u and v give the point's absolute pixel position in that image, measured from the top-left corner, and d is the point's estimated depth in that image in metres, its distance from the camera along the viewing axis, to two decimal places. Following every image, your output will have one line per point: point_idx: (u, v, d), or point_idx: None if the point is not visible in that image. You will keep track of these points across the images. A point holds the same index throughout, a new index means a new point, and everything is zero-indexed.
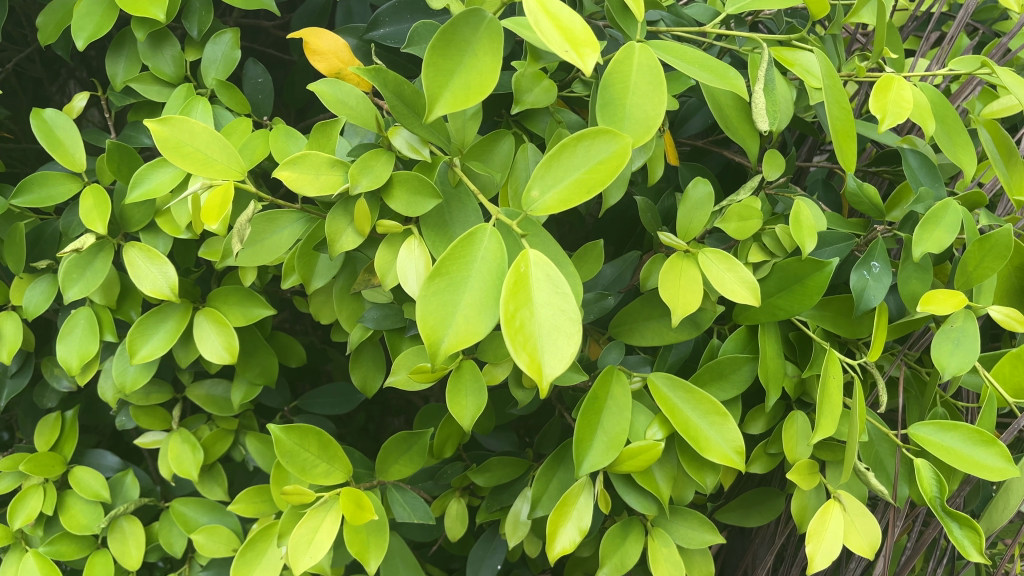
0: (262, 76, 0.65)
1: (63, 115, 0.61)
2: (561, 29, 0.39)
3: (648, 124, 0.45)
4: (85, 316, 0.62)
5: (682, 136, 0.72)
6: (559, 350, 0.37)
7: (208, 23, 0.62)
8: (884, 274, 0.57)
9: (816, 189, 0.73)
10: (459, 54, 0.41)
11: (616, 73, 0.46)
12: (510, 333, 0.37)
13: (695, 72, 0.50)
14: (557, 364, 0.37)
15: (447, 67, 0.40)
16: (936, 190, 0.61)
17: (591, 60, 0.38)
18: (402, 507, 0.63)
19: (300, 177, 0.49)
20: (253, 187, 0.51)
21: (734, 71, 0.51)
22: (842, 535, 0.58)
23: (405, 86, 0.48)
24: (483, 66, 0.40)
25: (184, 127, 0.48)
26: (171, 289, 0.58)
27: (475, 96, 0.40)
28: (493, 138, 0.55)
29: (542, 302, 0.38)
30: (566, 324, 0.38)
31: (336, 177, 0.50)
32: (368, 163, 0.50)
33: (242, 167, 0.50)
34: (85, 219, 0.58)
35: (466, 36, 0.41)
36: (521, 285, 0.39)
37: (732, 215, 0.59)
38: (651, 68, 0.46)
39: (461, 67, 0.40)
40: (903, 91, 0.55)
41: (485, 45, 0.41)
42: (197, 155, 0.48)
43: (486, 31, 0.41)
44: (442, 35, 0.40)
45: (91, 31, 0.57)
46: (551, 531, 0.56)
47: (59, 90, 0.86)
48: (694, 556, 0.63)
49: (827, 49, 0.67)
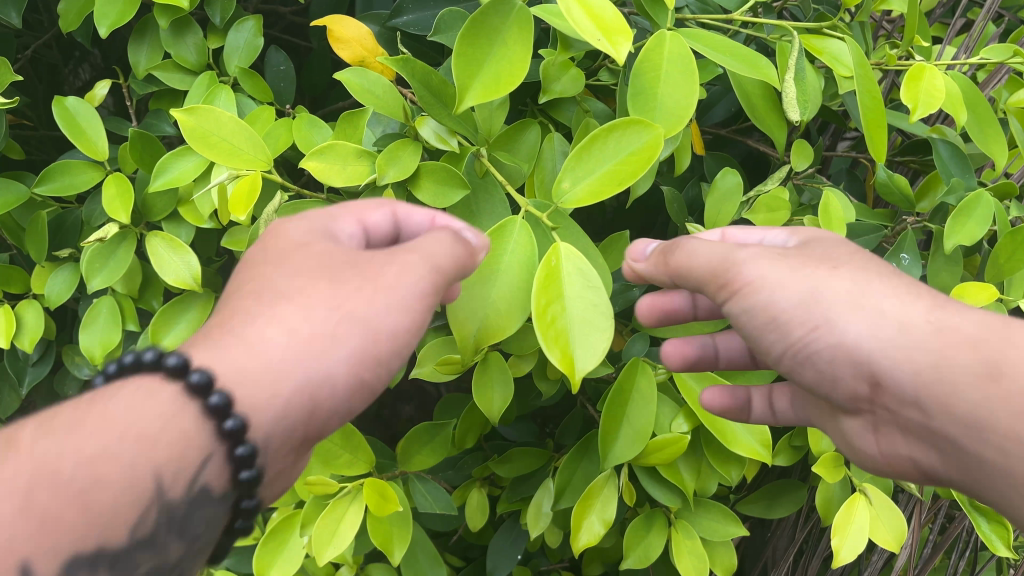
0: (283, 64, 0.64)
1: (85, 103, 0.60)
2: (593, 17, 0.38)
3: (680, 114, 0.45)
4: (107, 306, 0.62)
5: (706, 124, 0.71)
6: (591, 346, 0.37)
7: (230, 10, 0.61)
8: (913, 267, 0.57)
9: (841, 178, 0.71)
10: (489, 43, 0.40)
11: (647, 62, 0.45)
12: (542, 328, 0.37)
13: (725, 61, 0.49)
14: (590, 360, 0.37)
15: (477, 56, 0.40)
16: (968, 181, 0.59)
17: (625, 49, 0.37)
18: (424, 497, 0.63)
19: (328, 168, 0.48)
20: (279, 177, 0.51)
21: (764, 60, 0.50)
22: (867, 529, 0.58)
23: (432, 75, 0.47)
24: (513, 55, 0.40)
25: (211, 116, 0.48)
26: (194, 279, 0.58)
27: (505, 85, 0.39)
28: (518, 128, 0.54)
29: (573, 297, 0.39)
30: (598, 319, 0.38)
31: (363, 168, 0.50)
32: (395, 153, 0.49)
33: (268, 157, 0.50)
34: (107, 209, 0.58)
35: (496, 24, 0.40)
36: (553, 278, 0.39)
37: (760, 206, 0.58)
38: (684, 57, 0.45)
39: (491, 57, 0.40)
40: (936, 80, 0.53)
41: (514, 34, 0.40)
42: (223, 144, 0.48)
43: (516, 19, 0.40)
44: (471, 23, 0.40)
45: (115, 18, 0.57)
46: (576, 522, 0.56)
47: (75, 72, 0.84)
48: (717, 548, 0.62)
49: (855, 36, 0.66)
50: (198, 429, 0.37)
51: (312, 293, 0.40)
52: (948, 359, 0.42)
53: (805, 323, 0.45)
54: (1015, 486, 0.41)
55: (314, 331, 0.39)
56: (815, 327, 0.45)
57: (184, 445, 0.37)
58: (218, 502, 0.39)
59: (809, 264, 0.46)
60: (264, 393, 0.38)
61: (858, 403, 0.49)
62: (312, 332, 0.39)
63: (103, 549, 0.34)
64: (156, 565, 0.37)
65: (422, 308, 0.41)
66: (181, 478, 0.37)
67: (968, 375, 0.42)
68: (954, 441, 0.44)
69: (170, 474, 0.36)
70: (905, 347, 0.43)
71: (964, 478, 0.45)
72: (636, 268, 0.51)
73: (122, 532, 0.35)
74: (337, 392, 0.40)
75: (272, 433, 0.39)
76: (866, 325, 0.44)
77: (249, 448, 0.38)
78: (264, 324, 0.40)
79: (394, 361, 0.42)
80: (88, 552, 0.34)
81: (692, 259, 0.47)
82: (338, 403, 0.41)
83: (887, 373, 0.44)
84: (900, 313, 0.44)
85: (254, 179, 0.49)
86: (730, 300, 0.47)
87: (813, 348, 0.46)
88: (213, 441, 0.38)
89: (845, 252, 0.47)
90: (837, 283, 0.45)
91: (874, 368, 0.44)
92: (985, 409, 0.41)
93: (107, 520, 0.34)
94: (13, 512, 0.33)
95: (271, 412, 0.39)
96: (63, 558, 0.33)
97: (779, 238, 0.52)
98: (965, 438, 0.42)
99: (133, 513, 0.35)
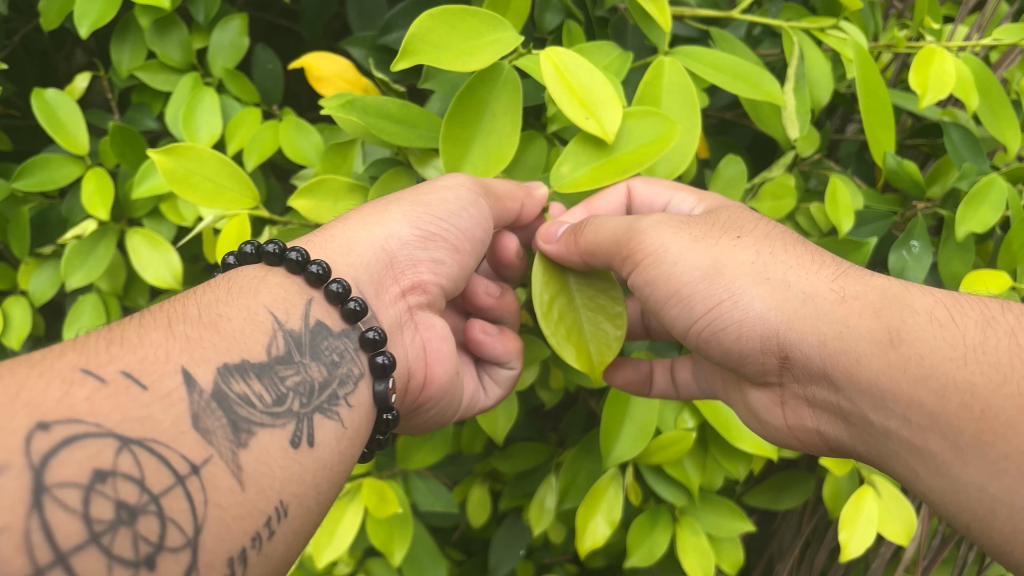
0: (271, 62, 0.61)
1: (64, 95, 0.59)
2: (576, 92, 0.44)
3: (679, 158, 0.49)
4: (92, 302, 0.60)
5: (710, 109, 0.68)
6: (600, 341, 0.49)
7: (214, 8, 0.59)
8: (924, 254, 0.55)
9: (849, 162, 0.69)
10: (479, 115, 0.47)
11: (647, 95, 0.49)
12: (551, 326, 0.48)
13: (723, 82, 0.50)
14: (607, 352, 0.49)
15: (469, 130, 0.47)
16: (981, 166, 0.57)
17: (610, 125, 0.45)
18: (424, 495, 0.62)
19: (317, 207, 0.51)
20: (266, 211, 0.53)
21: (768, 76, 0.51)
22: (877, 523, 0.56)
23: (386, 104, 0.49)
24: (502, 128, 0.47)
25: (192, 156, 0.49)
26: (175, 278, 0.56)
27: (495, 161, 0.47)
28: (524, 140, 0.53)
29: (577, 304, 0.51)
30: (600, 316, 0.50)
31: (354, 201, 0.53)
32: (388, 185, 0.53)
33: (252, 193, 0.52)
34: (86, 205, 0.56)
35: (484, 95, 0.47)
36: (557, 292, 0.51)
37: (765, 194, 0.57)
38: (682, 87, 0.49)
39: (482, 128, 0.48)
40: (946, 64, 0.51)
41: (502, 105, 0.47)
42: (206, 183, 0.50)
43: (504, 88, 0.47)
44: (464, 99, 0.46)
45: (96, 17, 0.52)
46: (582, 522, 0.54)
47: (66, 57, 0.77)
48: (724, 543, 0.61)
49: (863, 16, 0.64)
50: (292, 282, 0.45)
51: (376, 203, 0.51)
52: (849, 326, 0.42)
53: (710, 295, 0.47)
54: (914, 451, 0.40)
55: (367, 211, 0.50)
56: (721, 301, 0.47)
57: (286, 294, 0.43)
58: (339, 335, 0.44)
59: (712, 236, 0.48)
60: (351, 249, 0.48)
61: (766, 376, 0.50)
62: (377, 218, 0.50)
63: (247, 359, 0.38)
64: (301, 379, 0.40)
65: (460, 184, 0.49)
66: (293, 314, 0.42)
67: (868, 341, 0.41)
68: (861, 413, 0.43)
69: (282, 311, 0.42)
70: (808, 317, 0.44)
71: (862, 448, 0.45)
72: (546, 247, 0.52)
73: (259, 347, 0.39)
74: (408, 245, 0.51)
75: (362, 281, 0.48)
76: (770, 298, 0.45)
77: (342, 282, 0.45)
78: (339, 227, 0.49)
79: (449, 220, 0.50)
80: (235, 362, 0.37)
81: (600, 232, 0.51)
82: (408, 257, 0.51)
83: (794, 344, 0.45)
84: (805, 284, 0.45)
85: (241, 221, 0.52)
86: (634, 271, 0.51)
87: (721, 322, 0.48)
88: (309, 287, 0.45)
89: (744, 217, 0.50)
90: (740, 257, 0.47)
91: (783, 339, 0.45)
92: (887, 376, 0.40)
93: (241, 335, 0.39)
94: (163, 336, 0.36)
95: (354, 263, 0.48)
96: (215, 365, 0.36)
97: (685, 206, 0.54)
98: (872, 408, 0.42)
99: (262, 334, 0.40)
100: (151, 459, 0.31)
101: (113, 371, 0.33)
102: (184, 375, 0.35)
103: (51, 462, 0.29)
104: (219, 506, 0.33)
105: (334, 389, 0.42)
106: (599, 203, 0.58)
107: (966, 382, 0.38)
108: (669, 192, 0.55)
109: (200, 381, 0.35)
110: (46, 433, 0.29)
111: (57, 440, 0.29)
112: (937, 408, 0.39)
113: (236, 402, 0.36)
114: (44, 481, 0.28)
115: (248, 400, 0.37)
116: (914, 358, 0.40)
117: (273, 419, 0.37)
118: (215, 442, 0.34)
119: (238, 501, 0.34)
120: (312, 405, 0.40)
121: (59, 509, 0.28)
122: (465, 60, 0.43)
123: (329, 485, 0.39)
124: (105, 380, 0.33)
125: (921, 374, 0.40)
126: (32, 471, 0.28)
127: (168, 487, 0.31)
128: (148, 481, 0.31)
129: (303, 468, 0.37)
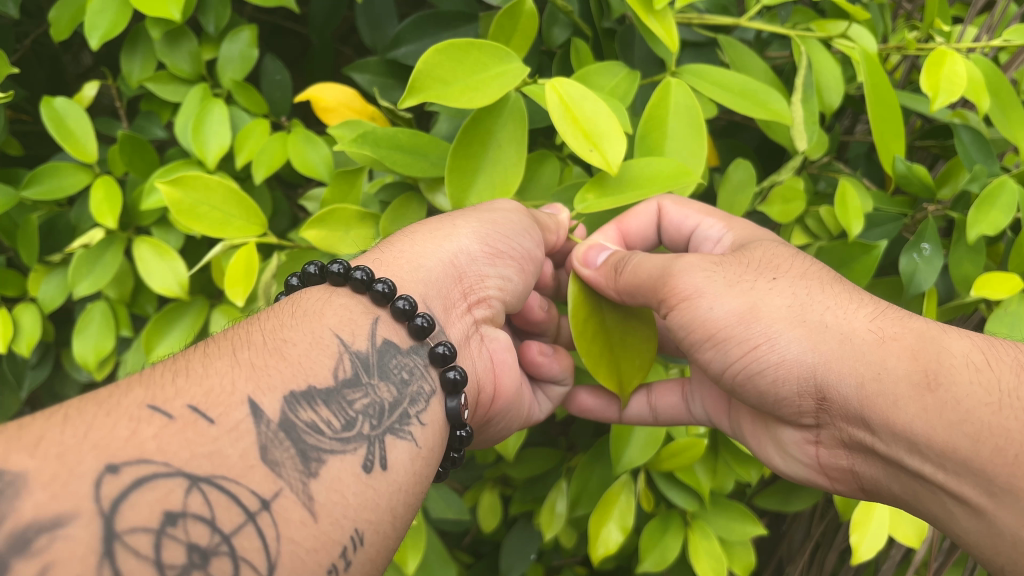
0: (280, 73, 0.61)
1: (73, 103, 0.59)
2: (582, 124, 0.43)
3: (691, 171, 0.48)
4: (101, 311, 0.60)
5: (719, 111, 0.68)
6: (632, 371, 0.52)
7: (225, 19, 0.58)
8: (935, 257, 0.55)
9: (859, 163, 0.68)
10: (484, 145, 0.47)
11: (654, 117, 0.49)
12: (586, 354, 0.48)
13: (726, 100, 0.50)
14: (637, 375, 0.52)
15: (474, 164, 0.47)
16: (991, 168, 0.57)
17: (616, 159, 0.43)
18: (435, 501, 0.62)
19: (330, 238, 0.51)
20: (273, 240, 0.54)
21: (775, 94, 0.51)
22: (888, 524, 0.56)
23: (397, 135, 0.49)
24: (507, 158, 0.47)
25: (199, 189, 0.50)
26: (182, 286, 0.56)
27: (501, 193, 0.47)
28: (537, 161, 0.54)
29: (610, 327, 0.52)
30: (629, 343, 0.53)
31: (368, 232, 0.54)
32: (400, 213, 0.54)
33: (258, 221, 0.54)
34: (94, 214, 0.56)
35: (490, 126, 0.47)
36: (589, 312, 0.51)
37: (775, 197, 0.57)
38: (691, 109, 0.49)
39: (488, 159, 0.47)
40: (957, 66, 0.51)
41: (509, 135, 0.47)
42: (213, 214, 0.51)
43: (510, 116, 0.47)
44: (470, 132, 0.46)
45: (106, 29, 0.52)
46: (594, 530, 0.55)
47: (73, 59, 0.75)
48: (735, 546, 0.61)
49: (873, 17, 0.63)
50: (356, 301, 0.45)
51: (434, 222, 0.51)
52: (886, 367, 0.43)
53: (745, 337, 0.47)
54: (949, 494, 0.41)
55: (436, 226, 0.50)
56: (757, 345, 0.47)
57: (352, 315, 0.44)
58: (408, 352, 0.45)
59: (748, 279, 0.48)
60: (420, 271, 0.49)
61: (799, 418, 0.50)
62: (441, 242, 0.50)
63: (314, 385, 0.38)
64: (370, 401, 0.40)
65: (523, 215, 0.52)
66: (359, 334, 0.43)
67: (906, 385, 0.42)
68: (895, 457, 0.44)
69: (346, 332, 0.42)
70: (844, 358, 0.44)
71: (899, 489, 0.46)
72: (584, 272, 0.52)
73: (325, 371, 0.39)
74: (477, 259, 0.51)
75: (430, 297, 0.48)
76: (806, 341, 0.45)
77: (408, 298, 0.45)
78: (406, 243, 0.50)
79: (515, 245, 0.51)
80: (301, 389, 0.38)
81: (635, 273, 0.50)
82: (477, 271, 0.52)
83: (829, 385, 0.45)
84: (842, 324, 0.45)
85: (250, 250, 0.52)
86: (668, 309, 0.50)
87: (756, 362, 0.48)
88: (375, 306, 0.45)
89: (778, 255, 0.50)
90: (775, 300, 0.47)
91: (818, 382, 0.45)
92: (923, 420, 0.41)
93: (307, 360, 0.39)
94: (229, 364, 0.37)
95: (421, 279, 0.48)
96: (282, 394, 0.37)
97: (713, 231, 0.56)
98: (906, 451, 0.43)
99: (328, 357, 0.40)
100: (221, 497, 0.31)
101: (179, 406, 0.33)
102: (251, 405, 0.35)
103: (121, 507, 0.29)
104: (292, 540, 0.32)
105: (404, 408, 0.42)
106: (628, 221, 0.60)
107: (1001, 428, 0.39)
108: (699, 216, 0.57)
109: (267, 411, 0.36)
110: (116, 475, 0.30)
111: (126, 482, 0.30)
112: (972, 453, 0.40)
113: (304, 430, 0.36)
114: (114, 529, 0.28)
115: (316, 427, 0.37)
116: (950, 402, 0.41)
117: (343, 444, 0.37)
118: (283, 474, 0.34)
119: (312, 533, 0.33)
120: (382, 426, 0.40)
121: (130, 557, 0.28)
122: (471, 95, 0.43)
123: (405, 507, 0.39)
124: (173, 416, 0.33)
125: (955, 419, 0.40)
126: (101, 518, 0.29)
127: (240, 526, 0.31)
128: (218, 520, 0.31)
129: (376, 493, 0.37)
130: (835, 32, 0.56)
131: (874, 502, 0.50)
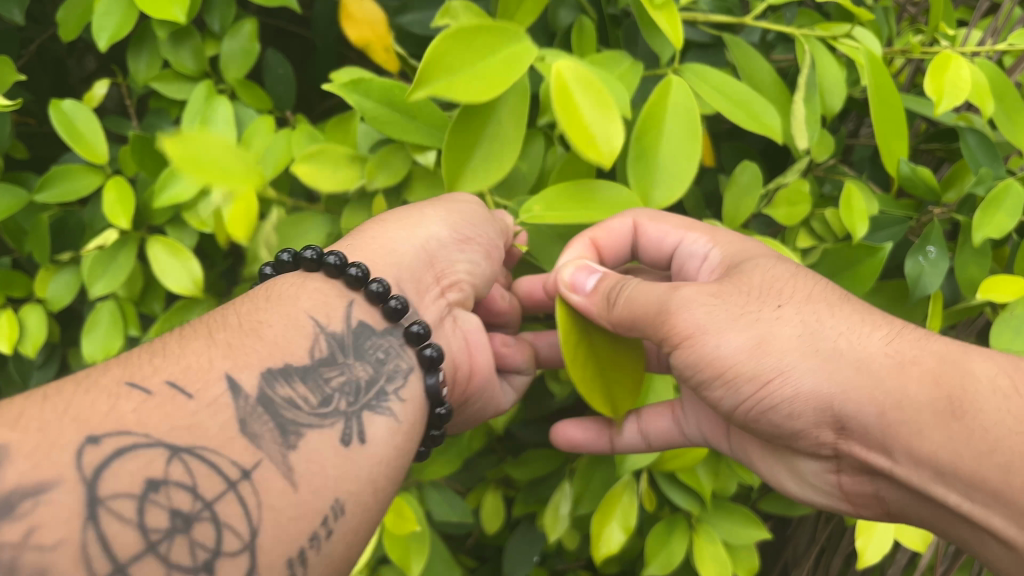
0: (282, 67, 0.61)
1: (81, 105, 0.59)
2: (577, 115, 0.43)
3: (674, 187, 0.48)
4: (110, 311, 0.60)
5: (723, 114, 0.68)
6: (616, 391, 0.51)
7: (230, 17, 0.59)
8: (940, 260, 0.54)
9: (863, 166, 0.68)
10: (485, 122, 0.47)
11: (649, 120, 0.49)
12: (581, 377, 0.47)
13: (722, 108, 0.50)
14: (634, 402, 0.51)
15: (474, 139, 0.47)
16: (997, 171, 0.57)
17: (609, 157, 0.43)
18: (439, 504, 0.62)
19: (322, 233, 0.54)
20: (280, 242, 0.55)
21: (772, 110, 0.51)
22: (893, 529, 0.55)
23: (391, 88, 0.49)
24: (508, 133, 0.47)
25: None
26: (196, 285, 0.57)
27: (495, 174, 0.47)
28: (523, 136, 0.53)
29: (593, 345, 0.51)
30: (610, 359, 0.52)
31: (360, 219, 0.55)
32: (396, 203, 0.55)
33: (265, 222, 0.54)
34: (108, 215, 0.56)
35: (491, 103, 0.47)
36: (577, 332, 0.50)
37: (781, 200, 0.57)
38: (686, 106, 0.49)
39: (485, 137, 0.47)
40: (961, 70, 0.51)
41: (509, 115, 0.47)
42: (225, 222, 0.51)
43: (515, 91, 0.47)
44: (469, 109, 0.46)
45: (113, 30, 0.53)
46: (596, 530, 0.55)
47: (78, 62, 0.76)
48: (739, 550, 0.60)
49: (878, 19, 0.63)
50: (331, 284, 0.48)
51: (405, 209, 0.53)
52: (908, 394, 0.43)
53: (756, 371, 0.47)
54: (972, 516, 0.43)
55: (406, 213, 0.52)
56: (769, 379, 0.46)
57: (326, 297, 0.46)
58: (383, 333, 0.47)
59: (751, 310, 0.47)
60: (390, 260, 0.51)
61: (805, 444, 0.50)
62: (409, 231, 0.52)
63: (290, 364, 0.41)
64: (346, 380, 0.43)
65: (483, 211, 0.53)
66: (333, 318, 0.45)
67: (928, 414, 0.43)
68: (914, 483, 0.44)
69: (319, 316, 0.45)
70: (865, 387, 0.44)
71: (914, 510, 0.47)
72: (573, 298, 0.50)
73: (301, 350, 0.42)
74: (446, 246, 0.53)
75: (402, 280, 0.52)
76: (821, 374, 0.45)
77: (381, 282, 0.47)
78: (378, 228, 0.52)
79: (480, 235, 0.53)
80: (278, 366, 0.40)
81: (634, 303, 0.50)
82: (447, 255, 0.54)
83: (847, 416, 0.45)
84: (858, 351, 0.45)
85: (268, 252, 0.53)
86: (669, 341, 0.49)
87: (766, 395, 0.47)
88: (348, 289, 0.48)
89: (774, 279, 0.49)
90: (785, 331, 0.46)
91: (836, 413, 0.45)
92: (949, 449, 0.42)
93: (283, 341, 0.42)
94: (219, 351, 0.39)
95: (394, 263, 0.51)
96: (259, 370, 0.39)
97: (698, 246, 0.55)
98: (930, 479, 0.43)
99: (302, 338, 0.43)
100: (200, 468, 0.34)
101: (157, 383, 0.36)
102: (229, 382, 0.38)
103: None
104: (271, 508, 0.35)
105: (382, 385, 0.44)
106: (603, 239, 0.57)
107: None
108: (680, 232, 0.56)
109: (244, 386, 0.38)
110: (96, 447, 0.32)
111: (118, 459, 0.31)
112: (1002, 484, 0.41)
113: (282, 405, 0.39)
114: (97, 496, 0.31)
115: (294, 403, 0.39)
116: (974, 431, 0.42)
117: (320, 419, 0.40)
118: (262, 446, 0.37)
119: (291, 502, 0.36)
120: (358, 403, 0.42)
121: (114, 522, 0.30)
122: (471, 82, 0.43)
123: (386, 479, 0.42)
124: (151, 392, 0.35)
125: (986, 448, 0.42)
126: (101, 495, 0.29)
127: (219, 495, 0.34)
128: (198, 488, 0.33)
129: (357, 465, 0.40)
130: (839, 32, 0.56)
131: (901, 524, 0.49)
